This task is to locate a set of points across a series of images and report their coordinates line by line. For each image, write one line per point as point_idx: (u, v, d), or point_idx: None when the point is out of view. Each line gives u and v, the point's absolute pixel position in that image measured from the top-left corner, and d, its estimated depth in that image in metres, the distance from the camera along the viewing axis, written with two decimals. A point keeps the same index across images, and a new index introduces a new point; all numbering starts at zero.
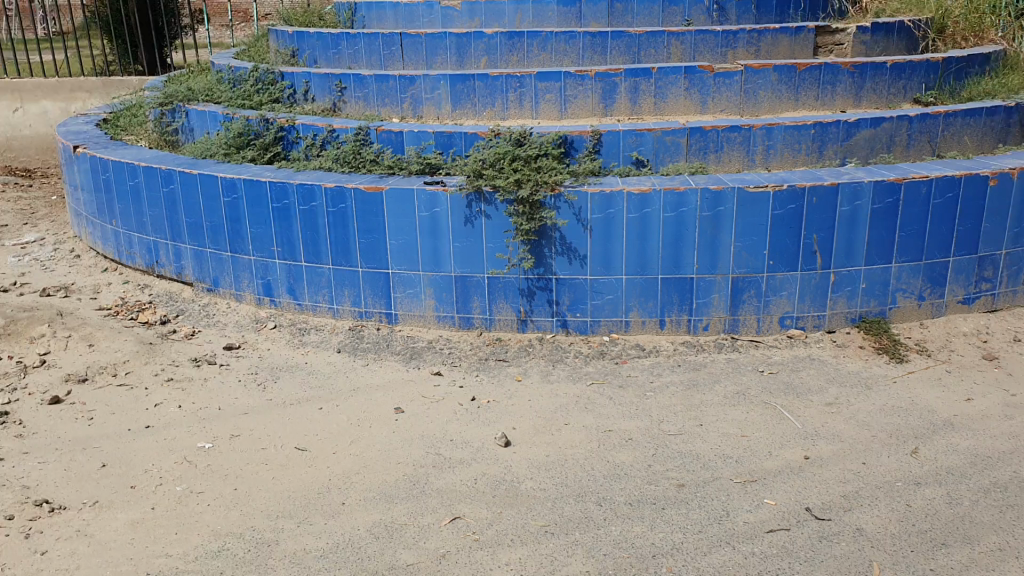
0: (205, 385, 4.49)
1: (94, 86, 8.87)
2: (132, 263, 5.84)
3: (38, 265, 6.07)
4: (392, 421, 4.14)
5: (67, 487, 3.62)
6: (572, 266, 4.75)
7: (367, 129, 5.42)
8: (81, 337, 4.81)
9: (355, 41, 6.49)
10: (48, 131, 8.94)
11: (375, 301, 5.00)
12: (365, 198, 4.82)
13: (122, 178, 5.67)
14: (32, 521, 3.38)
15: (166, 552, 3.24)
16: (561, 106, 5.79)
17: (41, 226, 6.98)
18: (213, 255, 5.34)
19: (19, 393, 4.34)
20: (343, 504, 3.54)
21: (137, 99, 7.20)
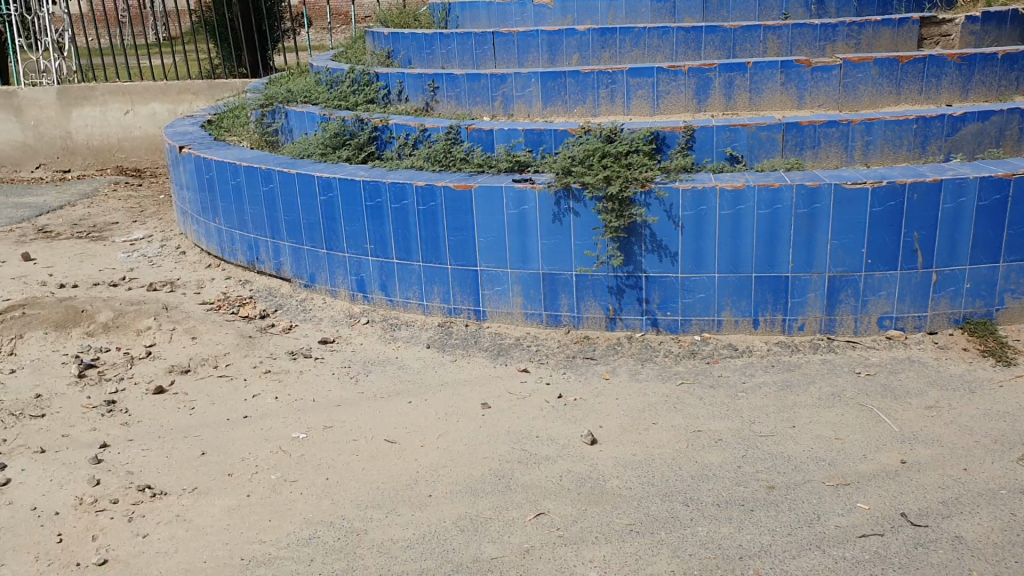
0: (300, 377, 4.61)
1: (200, 88, 9.19)
2: (234, 260, 6.04)
3: (146, 261, 6.33)
4: (479, 416, 4.17)
5: (168, 473, 3.76)
6: (663, 264, 4.70)
7: (458, 127, 5.48)
8: (184, 330, 5.00)
9: (448, 41, 6.56)
10: (157, 132, 9.31)
11: (464, 297, 5.04)
12: (455, 196, 4.87)
13: (225, 178, 5.87)
14: (135, 505, 3.53)
15: (260, 539, 3.34)
16: (654, 102, 5.72)
17: (149, 223, 7.28)
18: (310, 251, 5.48)
19: (126, 382, 4.53)
20: (430, 496, 3.59)
21: (241, 100, 7.43)
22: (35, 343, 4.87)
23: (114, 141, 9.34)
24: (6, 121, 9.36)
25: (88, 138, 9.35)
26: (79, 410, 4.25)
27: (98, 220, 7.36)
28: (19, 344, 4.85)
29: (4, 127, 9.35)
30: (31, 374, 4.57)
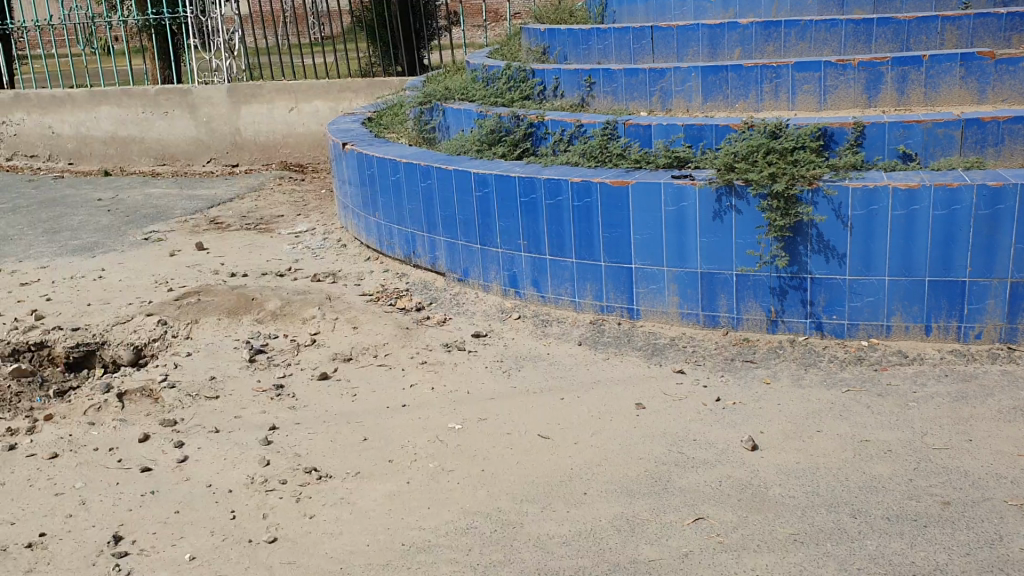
0: (456, 369, 4.67)
1: (360, 86, 9.47)
2: (391, 253, 6.19)
3: (310, 253, 6.57)
4: (634, 416, 4.12)
5: (333, 457, 3.90)
6: (829, 265, 4.52)
7: (615, 123, 5.42)
8: (346, 320, 5.16)
9: (606, 35, 6.51)
10: (318, 129, 9.66)
11: (618, 295, 4.99)
12: (612, 192, 4.83)
13: (385, 173, 6.02)
14: (302, 486, 3.67)
15: (420, 525, 3.40)
16: (820, 97, 5.50)
17: (312, 216, 7.56)
18: (465, 246, 5.54)
19: (293, 367, 4.72)
20: (586, 494, 3.57)
21: (399, 98, 7.60)
22: (209, 328, 5.13)
23: (279, 137, 9.76)
24: (182, 118, 9.93)
25: (255, 135, 9.80)
26: (250, 392, 4.45)
27: (264, 213, 7.71)
28: (195, 328, 5.13)
29: (180, 123, 9.92)
30: (206, 357, 4.81)
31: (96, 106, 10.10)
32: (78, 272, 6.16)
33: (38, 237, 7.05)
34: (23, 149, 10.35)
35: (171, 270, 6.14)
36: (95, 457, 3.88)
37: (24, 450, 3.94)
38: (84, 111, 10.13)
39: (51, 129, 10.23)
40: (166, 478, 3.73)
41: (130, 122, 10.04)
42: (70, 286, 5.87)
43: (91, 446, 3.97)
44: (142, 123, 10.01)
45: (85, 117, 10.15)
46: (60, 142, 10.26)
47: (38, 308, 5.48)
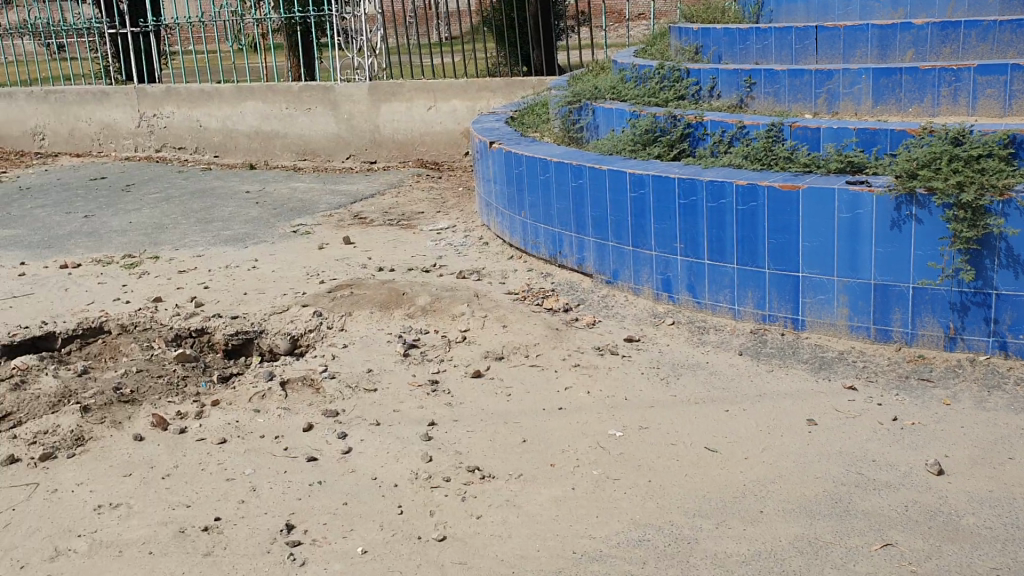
0: (610, 374, 4.54)
1: (498, 86, 9.46)
2: (536, 253, 6.10)
3: (453, 250, 6.55)
4: (805, 432, 3.94)
5: (494, 457, 3.83)
6: (1019, 281, 4.21)
7: (780, 124, 5.21)
8: (495, 318, 5.10)
9: (766, 35, 6.31)
10: (454, 127, 9.69)
11: (781, 304, 4.79)
12: (780, 196, 4.64)
13: (534, 172, 5.95)
14: (466, 485, 3.62)
15: (590, 534, 3.31)
16: (1005, 103, 5.17)
17: (452, 214, 7.57)
18: (616, 248, 5.41)
19: (446, 364, 4.68)
20: (761, 512, 3.41)
21: (543, 97, 7.54)
22: (362, 321, 5.16)
23: (416, 135, 9.84)
24: (323, 114, 10.13)
25: (393, 132, 9.91)
26: (406, 387, 4.44)
27: (405, 209, 7.76)
28: (348, 321, 5.16)
29: (321, 119, 10.13)
30: (361, 350, 4.83)
31: (242, 101, 10.42)
32: (232, 261, 6.30)
33: (191, 226, 7.27)
34: (172, 141, 10.79)
35: (320, 263, 6.22)
36: (261, 444, 3.93)
37: (194, 433, 4.02)
38: (230, 106, 10.47)
39: (199, 122, 10.62)
40: (332, 468, 3.75)
41: (274, 118, 10.31)
42: (226, 275, 6.01)
43: (258, 433, 4.02)
44: (286, 119, 10.27)
45: (230, 112, 10.49)
46: (207, 136, 10.63)
47: (197, 294, 5.62)
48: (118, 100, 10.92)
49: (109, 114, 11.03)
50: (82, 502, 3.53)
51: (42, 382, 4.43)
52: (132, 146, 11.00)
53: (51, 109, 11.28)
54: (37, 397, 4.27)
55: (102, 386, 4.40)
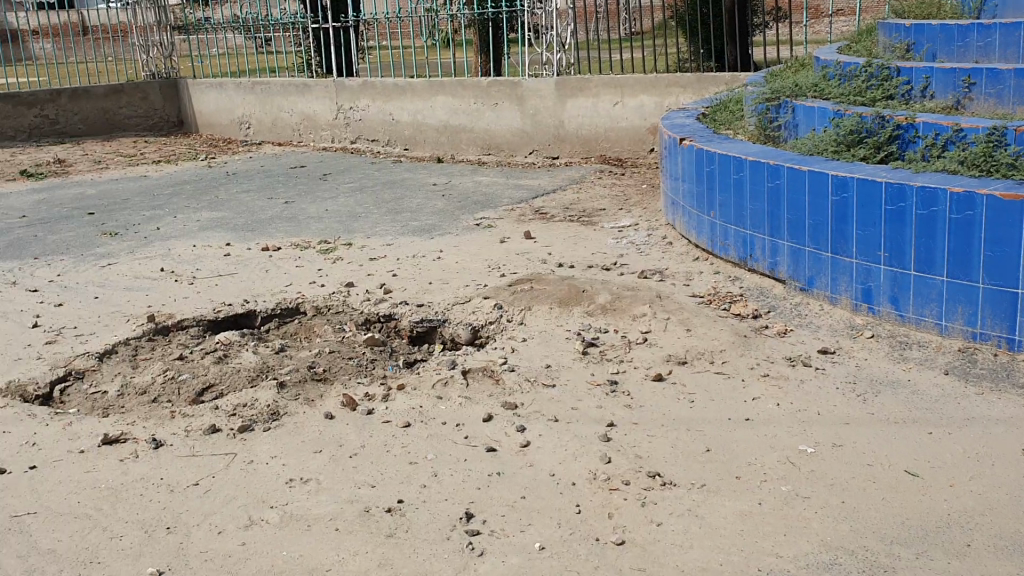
0: (801, 386, 4.32)
1: (688, 82, 9.25)
2: (724, 255, 5.91)
3: (636, 248, 6.45)
4: (1020, 464, 3.61)
5: (676, 464, 3.72)
6: None
7: (1004, 128, 4.84)
8: (679, 322, 4.98)
9: (990, 32, 5.92)
10: (641, 123, 9.55)
11: (996, 322, 4.42)
12: (1001, 206, 4.27)
13: (727, 171, 5.76)
14: (647, 490, 3.53)
15: (777, 553, 3.15)
16: None
17: (635, 211, 7.47)
18: (812, 254, 5.16)
19: (627, 365, 4.60)
20: (969, 546, 3.14)
21: (737, 94, 7.31)
22: (543, 315, 5.15)
23: (601, 131, 9.77)
24: (509, 109, 10.23)
25: (578, 128, 9.89)
26: (586, 385, 4.39)
27: (588, 206, 7.72)
28: (528, 315, 5.16)
29: (507, 115, 10.24)
30: (541, 345, 4.82)
31: (433, 95, 10.68)
32: (418, 251, 6.45)
33: (382, 215, 7.50)
34: (367, 134, 11.22)
35: (503, 256, 6.27)
36: (443, 431, 3.98)
37: (380, 415, 4.11)
38: (421, 100, 10.76)
39: (392, 116, 10.98)
40: (512, 461, 3.74)
41: (462, 112, 10.51)
42: (413, 264, 6.15)
43: (440, 420, 4.08)
44: (473, 113, 10.44)
45: (421, 106, 10.77)
46: (398, 129, 10.98)
47: (385, 282, 5.77)
48: (318, 92, 11.43)
49: (309, 105, 11.57)
50: (275, 474, 3.66)
51: (242, 357, 4.64)
52: (329, 137, 11.51)
53: (257, 100, 12.00)
54: (237, 370, 4.47)
55: (296, 364, 4.57)
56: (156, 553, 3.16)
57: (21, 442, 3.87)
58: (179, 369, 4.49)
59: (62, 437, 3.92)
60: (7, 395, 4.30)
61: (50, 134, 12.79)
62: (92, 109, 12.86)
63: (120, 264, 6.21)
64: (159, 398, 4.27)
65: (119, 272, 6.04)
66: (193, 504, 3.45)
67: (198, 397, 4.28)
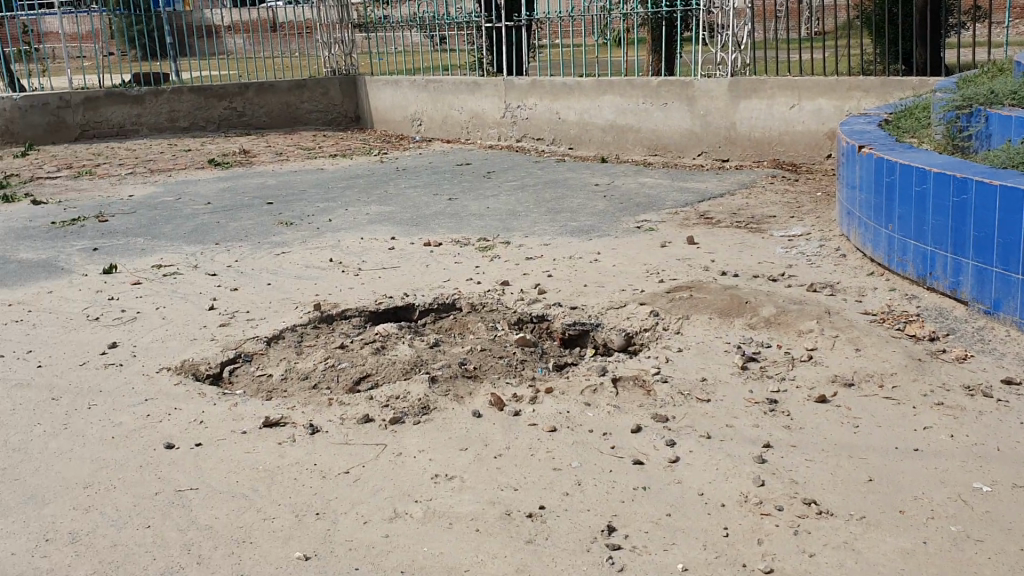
0: (980, 418, 3.99)
1: (871, 86, 8.77)
2: (901, 272, 5.56)
3: (805, 259, 6.17)
4: None
5: (835, 492, 3.51)
6: None
7: None
8: (848, 341, 4.72)
9: None
10: (818, 127, 9.14)
11: None
12: None
13: (909, 182, 5.41)
14: (801, 517, 3.35)
15: None
16: None
17: (806, 220, 7.15)
18: (1001, 275, 4.77)
19: (787, 383, 4.39)
20: None
21: (926, 99, 6.88)
22: (701, 326, 5.00)
23: (775, 134, 9.42)
24: (679, 110, 10.03)
25: (750, 130, 9.58)
26: (743, 402, 4.22)
27: (756, 212, 7.45)
28: (685, 324, 5.02)
29: (676, 115, 10.04)
30: (697, 356, 4.68)
31: (601, 95, 10.62)
32: (577, 252, 6.41)
33: (542, 214, 7.51)
34: (533, 132, 11.30)
35: (663, 261, 6.14)
36: (590, 439, 3.92)
37: (527, 418, 4.10)
38: (589, 99, 10.71)
39: (559, 115, 11.00)
40: (659, 476, 3.64)
41: (630, 112, 10.39)
42: (570, 265, 6.11)
43: (588, 427, 4.02)
44: (641, 113, 10.31)
45: (589, 105, 10.74)
46: (565, 128, 10.99)
47: (541, 282, 5.77)
48: (488, 91, 11.59)
49: (479, 103, 11.76)
50: (421, 468, 3.70)
51: (398, 349, 4.73)
52: (497, 135, 11.66)
53: (429, 97, 12.31)
54: (393, 362, 4.57)
55: (449, 360, 4.62)
56: (305, 537, 3.25)
57: (190, 419, 4.08)
58: (339, 358, 4.63)
59: (227, 416, 4.10)
60: (181, 372, 4.54)
61: (238, 126, 13.54)
62: (277, 102, 13.55)
63: (292, 253, 6.47)
64: (318, 384, 4.41)
65: (290, 261, 6.30)
66: (342, 492, 3.53)
67: (355, 385, 4.40)
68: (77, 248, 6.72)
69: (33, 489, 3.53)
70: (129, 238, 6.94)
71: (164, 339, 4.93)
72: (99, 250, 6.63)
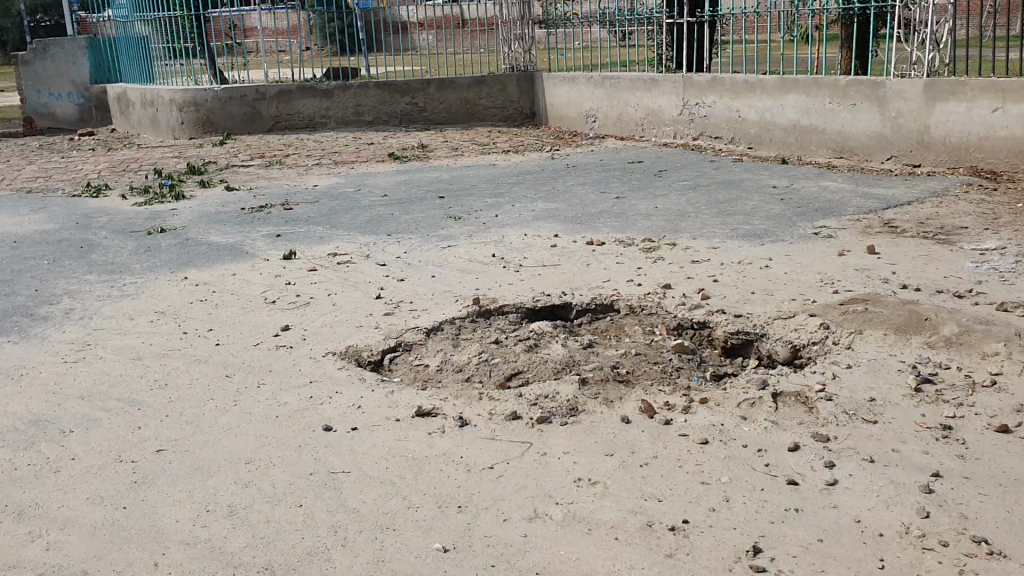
0: None
1: None
2: None
3: (998, 275, 5.71)
4: None
5: (1010, 532, 3.22)
6: None
7: None
8: None
9: None
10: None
11: None
12: None
13: None
14: (967, 557, 3.09)
15: None
16: None
17: (1003, 233, 6.61)
18: None
19: (965, 409, 4.07)
20: None
21: None
22: (873, 342, 4.72)
23: (974, 140, 8.74)
24: (868, 111, 9.52)
25: (945, 135, 8.95)
26: (913, 426, 3.96)
27: (946, 222, 6.97)
28: (856, 340, 4.75)
29: (864, 117, 9.53)
30: (867, 374, 4.42)
31: (785, 94, 10.23)
32: (746, 257, 6.20)
33: (713, 216, 7.32)
34: (711, 131, 11.09)
35: (837, 271, 5.85)
36: (743, 454, 3.78)
37: (678, 428, 4.00)
38: (772, 98, 10.35)
39: (739, 113, 10.71)
40: (813, 498, 3.46)
41: (815, 112, 9.96)
42: (737, 270, 5.92)
43: (742, 441, 3.87)
44: (827, 114, 9.86)
45: (771, 105, 10.37)
46: (744, 127, 10.70)
47: (706, 287, 5.61)
48: (665, 89, 11.48)
49: (656, 100, 11.65)
50: (565, 471, 3.68)
51: (552, 348, 4.73)
52: (673, 133, 11.53)
53: (605, 94, 12.36)
54: (545, 361, 4.57)
55: (602, 362, 4.58)
56: (445, 529, 3.30)
57: (349, 403, 4.23)
58: (492, 353, 4.68)
59: (383, 403, 4.23)
60: (345, 357, 4.72)
61: (420, 120, 13.98)
62: (457, 98, 13.95)
63: (458, 247, 6.59)
64: (471, 377, 4.48)
65: (456, 255, 6.42)
66: (485, 487, 3.56)
67: (506, 381, 4.43)
68: (262, 233, 7.12)
69: (200, 461, 3.76)
70: (309, 227, 7.29)
71: (332, 325, 5.15)
72: (282, 237, 7.00)
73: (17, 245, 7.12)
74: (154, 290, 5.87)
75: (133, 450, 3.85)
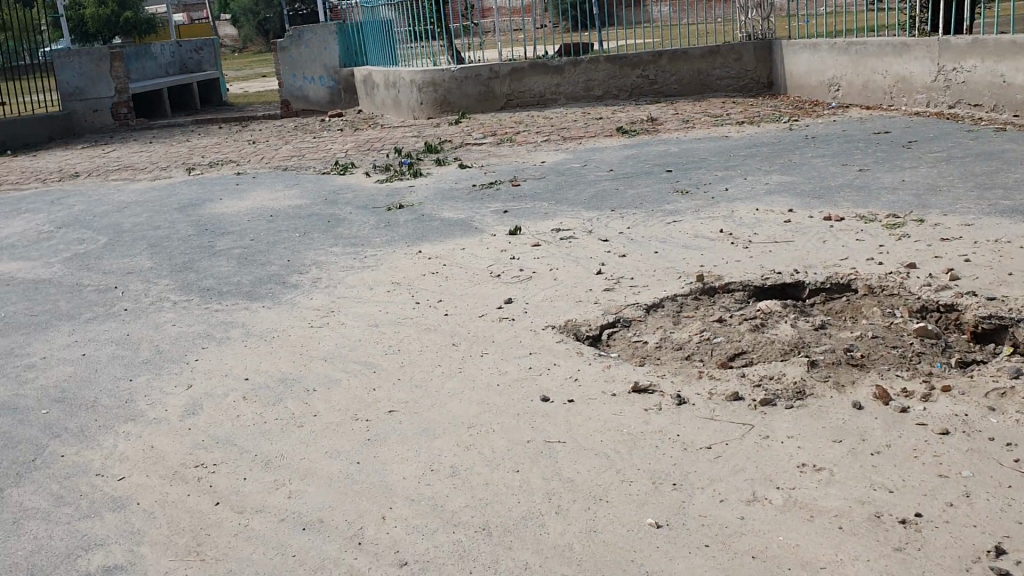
0: None
1: None
2: None
3: None
4: None
5: None
6: None
7: None
8: None
9: None
10: None
11: None
12: None
13: None
14: None
15: None
16: None
17: None
18: None
19: None
20: None
21: None
22: None
23: None
24: None
25: None
26: None
27: None
28: None
29: None
30: None
31: None
32: (1004, 236, 5.66)
33: (968, 191, 6.74)
34: (970, 98, 10.16)
35: None
36: (989, 448, 3.47)
37: (915, 416, 3.73)
38: None
39: (1004, 77, 9.70)
40: None
41: None
42: (993, 249, 5.42)
43: (988, 434, 3.56)
44: None
45: None
46: (1009, 92, 9.71)
47: (955, 267, 5.18)
48: (918, 53, 10.66)
49: (907, 67, 10.87)
50: (788, 456, 3.54)
51: (779, 329, 4.55)
52: (926, 101, 10.71)
53: (849, 61, 11.71)
54: (771, 342, 4.41)
55: (834, 344, 4.36)
56: (659, 505, 3.27)
57: (567, 375, 4.29)
58: (715, 332, 4.58)
59: (600, 377, 4.25)
60: (565, 331, 4.78)
61: (651, 94, 13.83)
62: (689, 70, 13.67)
63: (684, 222, 6.48)
64: (692, 355, 4.40)
65: (681, 230, 6.32)
66: (702, 467, 3.50)
67: (728, 360, 4.31)
68: (490, 209, 7.34)
69: (428, 423, 3.94)
70: (536, 202, 7.42)
71: (554, 299, 5.23)
72: (509, 212, 7.18)
73: (273, 219, 7.76)
74: (390, 262, 6.20)
75: (368, 410, 4.11)
